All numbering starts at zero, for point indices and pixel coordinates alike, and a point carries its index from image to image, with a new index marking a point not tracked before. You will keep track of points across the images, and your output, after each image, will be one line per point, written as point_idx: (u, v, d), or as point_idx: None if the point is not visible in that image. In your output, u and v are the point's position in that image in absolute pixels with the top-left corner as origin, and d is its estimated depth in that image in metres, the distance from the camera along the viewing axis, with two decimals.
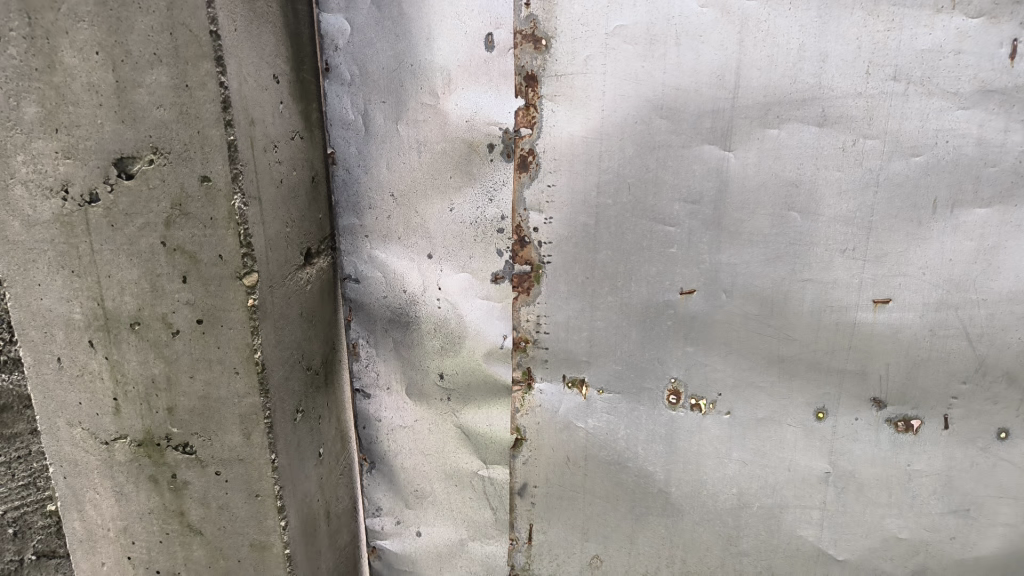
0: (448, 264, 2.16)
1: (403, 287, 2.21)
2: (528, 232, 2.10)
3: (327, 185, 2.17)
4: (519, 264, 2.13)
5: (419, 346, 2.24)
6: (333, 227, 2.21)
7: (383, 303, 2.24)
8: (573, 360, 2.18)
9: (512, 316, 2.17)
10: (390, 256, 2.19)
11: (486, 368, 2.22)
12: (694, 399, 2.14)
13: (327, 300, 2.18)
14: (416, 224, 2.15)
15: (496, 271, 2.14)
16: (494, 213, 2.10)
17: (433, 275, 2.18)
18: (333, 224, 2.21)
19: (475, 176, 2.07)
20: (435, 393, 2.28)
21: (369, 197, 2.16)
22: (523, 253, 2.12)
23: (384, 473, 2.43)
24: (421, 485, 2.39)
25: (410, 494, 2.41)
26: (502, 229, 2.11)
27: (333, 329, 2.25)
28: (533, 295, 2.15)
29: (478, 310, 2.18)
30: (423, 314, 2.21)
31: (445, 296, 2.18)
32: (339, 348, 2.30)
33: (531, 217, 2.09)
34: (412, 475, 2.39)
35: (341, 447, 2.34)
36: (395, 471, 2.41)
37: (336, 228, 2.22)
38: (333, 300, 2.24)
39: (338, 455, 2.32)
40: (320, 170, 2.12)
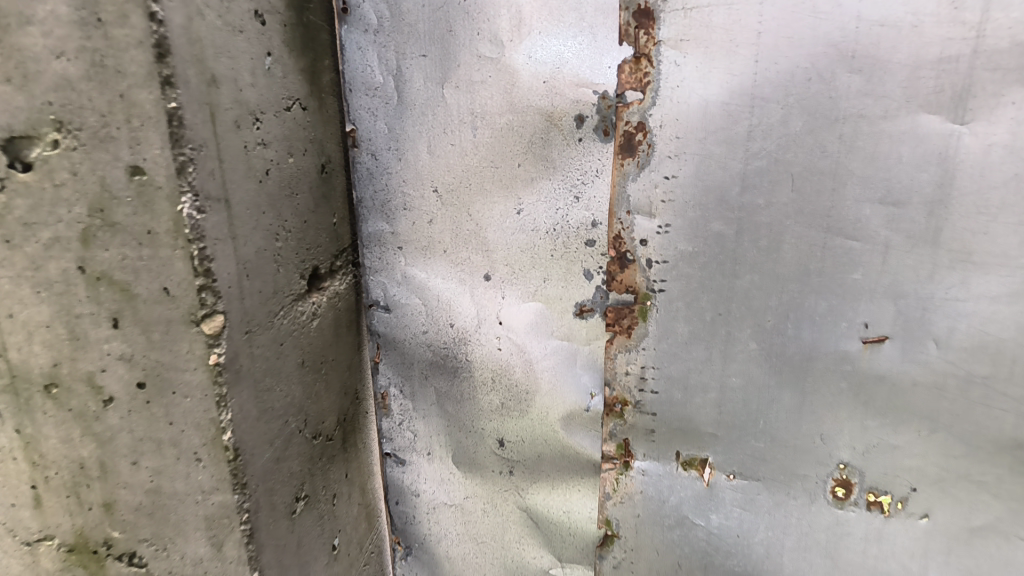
0: (512, 289, 1.51)
1: (450, 320, 1.56)
2: (631, 246, 1.43)
3: (346, 176, 1.51)
4: (617, 292, 1.46)
5: (472, 402, 1.60)
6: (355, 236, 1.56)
7: (423, 341, 1.59)
8: (691, 432, 1.51)
9: (605, 367, 1.51)
10: (433, 276, 1.55)
11: (564, 439, 1.57)
12: (872, 495, 1.46)
13: (345, 337, 1.55)
14: (469, 232, 1.50)
15: (583, 300, 1.49)
16: (582, 218, 1.43)
17: (492, 305, 1.53)
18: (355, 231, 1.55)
19: (555, 163, 1.42)
20: (492, 464, 1.64)
21: (403, 194, 1.50)
22: (624, 276, 1.45)
23: (426, 564, 1.79)
24: None
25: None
26: (594, 240, 1.44)
27: (355, 375, 1.61)
28: (636, 337, 1.47)
29: (554, 356, 1.53)
30: (477, 359, 1.57)
31: (508, 333, 1.54)
32: (364, 397, 1.66)
33: (638, 224, 1.41)
34: (460, 570, 1.76)
35: (367, 527, 1.71)
36: (438, 562, 1.77)
37: (357, 234, 1.55)
38: (355, 337, 1.59)
39: (362, 539, 1.69)
40: (336, 157, 1.47)
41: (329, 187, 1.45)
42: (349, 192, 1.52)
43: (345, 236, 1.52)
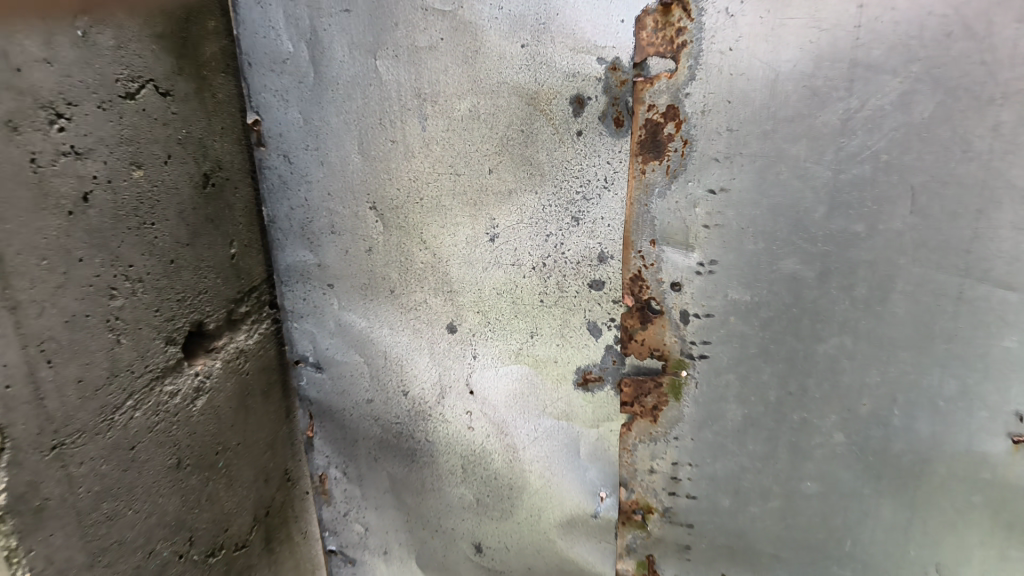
0: (487, 344, 1.06)
1: (403, 386, 1.11)
2: (659, 294, 0.96)
3: (248, 188, 1.06)
4: (637, 358, 1.00)
5: (437, 496, 1.16)
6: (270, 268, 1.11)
7: (368, 413, 1.15)
8: (745, 552, 1.06)
9: (620, 462, 1.05)
10: (376, 326, 1.10)
11: (564, 551, 1.12)
12: None
13: (259, 408, 1.12)
14: (424, 267, 1.05)
15: (587, 366, 1.03)
16: (585, 248, 0.97)
17: (459, 368, 1.08)
18: (267, 261, 1.10)
19: (542, 169, 0.95)
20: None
21: (329, 212, 1.05)
22: (646, 335, 0.98)
23: None
24: None
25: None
26: (602, 281, 0.98)
27: (280, 454, 1.18)
28: (665, 421, 1.01)
29: (549, 442, 1.08)
30: (442, 440, 1.12)
31: (482, 406, 1.09)
32: (299, 478, 1.22)
33: (668, 259, 0.94)
34: None
35: None
36: None
37: (272, 267, 1.11)
38: (276, 405, 1.16)
39: None
40: (230, 161, 1.02)
41: (219, 205, 1.00)
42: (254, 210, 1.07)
43: (252, 271, 1.08)
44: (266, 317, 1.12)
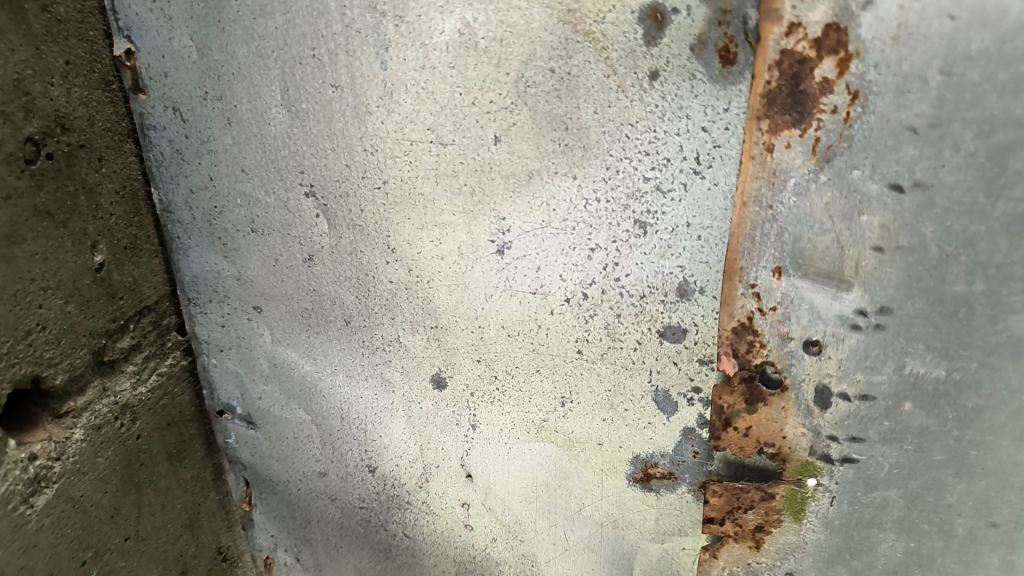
0: (491, 410, 0.69)
1: (368, 460, 0.75)
2: (780, 359, 0.56)
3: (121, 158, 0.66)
4: (734, 454, 0.61)
5: None
6: (170, 275, 0.73)
7: (322, 490, 0.79)
8: None
9: None
10: (326, 371, 0.72)
11: None
12: None
13: (165, 480, 0.73)
14: (393, 289, 0.66)
15: (649, 455, 0.65)
16: (655, 273, 0.57)
17: (450, 440, 0.71)
18: (163, 265, 0.72)
19: (585, 138, 0.55)
20: None
21: (244, 200, 0.66)
22: (749, 421, 0.59)
23: None
24: None
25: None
26: (680, 329, 0.59)
27: (205, 532, 0.80)
28: (772, 550, 0.63)
29: (588, 556, 0.71)
30: (425, 537, 0.76)
31: (484, 497, 0.72)
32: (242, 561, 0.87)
33: (801, 305, 0.54)
34: None
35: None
36: None
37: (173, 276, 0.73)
38: (194, 472, 0.78)
39: None
40: (82, 116, 0.61)
41: (66, 187, 0.60)
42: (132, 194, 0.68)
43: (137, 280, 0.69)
44: (169, 350, 0.74)
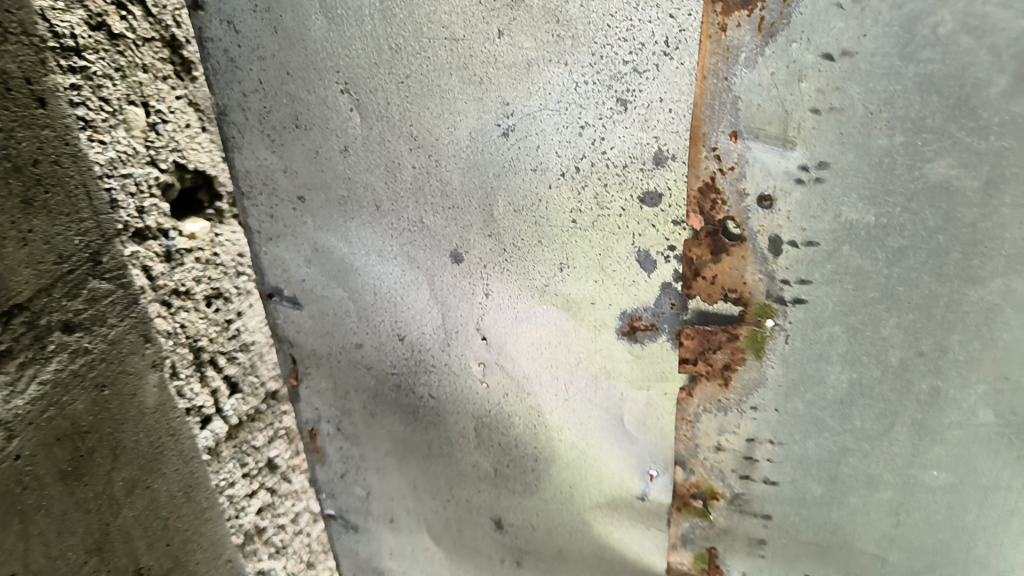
0: (501, 279, 0.80)
1: (398, 329, 0.88)
2: (739, 213, 0.67)
3: (63, 114, 0.66)
4: (704, 301, 0.72)
5: (448, 460, 0.94)
6: (46, 265, 0.66)
7: (359, 360, 0.92)
8: (838, 548, 0.81)
9: (677, 435, 0.80)
10: (360, 252, 0.85)
11: (605, 533, 0.90)
12: None
13: (60, 503, 0.70)
14: (416, 173, 0.78)
15: (634, 310, 0.76)
16: (635, 144, 0.68)
17: (466, 308, 0.83)
18: (103, 235, 0.72)
19: (573, 29, 0.66)
20: (489, 550, 1.00)
21: (290, 99, 0.78)
22: (715, 269, 0.70)
23: None
24: None
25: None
26: (657, 193, 0.70)
27: (139, 500, 0.79)
28: (739, 386, 0.75)
29: (585, 405, 0.83)
30: (448, 396, 0.89)
31: (497, 355, 0.85)
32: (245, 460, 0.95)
33: (754, 163, 0.65)
34: None
35: None
36: None
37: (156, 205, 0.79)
38: (132, 464, 0.77)
39: None
40: None
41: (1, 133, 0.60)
42: (98, 150, 0.70)
43: (79, 259, 0.69)
44: (52, 354, 0.68)
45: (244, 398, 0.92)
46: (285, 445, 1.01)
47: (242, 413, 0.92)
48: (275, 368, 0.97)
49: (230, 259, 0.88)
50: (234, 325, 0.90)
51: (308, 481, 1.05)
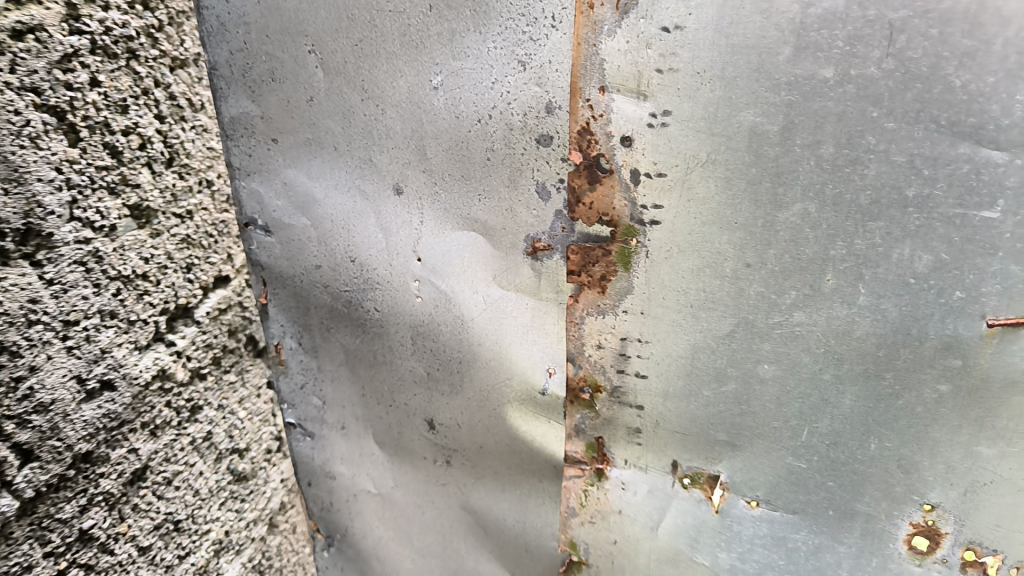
0: (433, 208, 1.00)
1: (350, 252, 1.07)
2: (608, 151, 0.88)
3: None
4: (585, 223, 0.93)
5: (390, 367, 1.13)
6: None
7: (319, 280, 1.11)
8: (696, 438, 1.00)
9: (567, 336, 1.00)
10: (321, 186, 1.05)
11: (516, 429, 1.09)
12: (972, 552, 0.92)
13: None
14: (367, 120, 0.98)
15: (535, 233, 0.96)
16: (533, 97, 0.89)
17: (405, 233, 1.03)
18: None
19: (485, 5, 0.87)
20: (424, 450, 1.19)
21: (268, 57, 0.99)
22: (592, 196, 0.91)
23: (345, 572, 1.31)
24: None
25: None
26: (549, 136, 0.90)
27: None
28: (613, 294, 0.95)
29: (498, 314, 1.02)
30: (390, 310, 1.09)
31: (428, 274, 1.04)
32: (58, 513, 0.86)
33: (616, 113, 0.86)
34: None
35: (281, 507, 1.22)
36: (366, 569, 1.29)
37: None
38: None
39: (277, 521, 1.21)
40: None
41: None
42: None
43: None
44: None
45: (42, 466, 0.84)
46: (104, 513, 0.92)
47: (40, 483, 0.84)
48: (86, 429, 0.89)
49: (17, 306, 0.80)
50: (24, 385, 0.81)
51: (137, 549, 0.95)
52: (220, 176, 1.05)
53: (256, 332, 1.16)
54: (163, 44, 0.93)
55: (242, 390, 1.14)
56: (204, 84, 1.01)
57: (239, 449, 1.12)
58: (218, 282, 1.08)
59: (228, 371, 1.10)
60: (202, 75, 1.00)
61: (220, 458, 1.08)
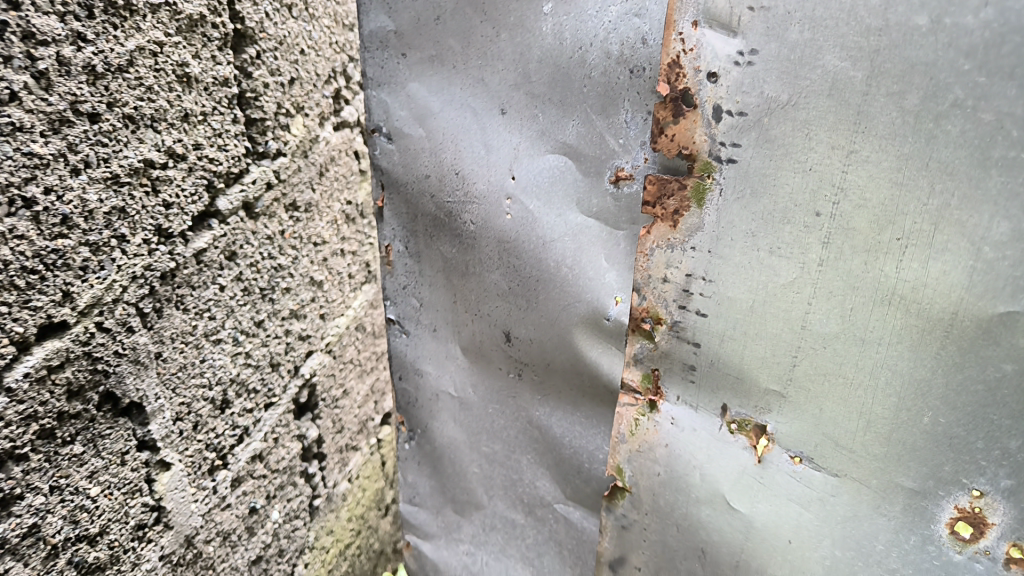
0: (530, 130, 1.08)
1: (455, 166, 1.17)
2: (694, 85, 0.91)
3: None
4: (665, 155, 0.96)
5: (478, 278, 1.24)
6: None
7: (426, 189, 1.23)
8: (746, 386, 1.02)
9: (636, 266, 1.04)
10: (438, 101, 1.16)
11: (580, 351, 1.16)
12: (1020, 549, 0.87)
13: None
14: (484, 41, 1.08)
15: (620, 162, 1.01)
16: (630, 28, 0.94)
17: (504, 153, 1.12)
18: None
19: None
20: (499, 361, 1.28)
21: None
22: (675, 129, 0.94)
23: (422, 460, 1.45)
24: (462, 497, 1.41)
25: (451, 512, 1.44)
26: (643, 67, 0.95)
27: None
28: (684, 229, 0.98)
29: (576, 238, 1.09)
30: (482, 224, 1.18)
31: (519, 193, 1.12)
32: None
33: (707, 48, 0.89)
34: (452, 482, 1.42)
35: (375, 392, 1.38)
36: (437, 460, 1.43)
37: None
38: None
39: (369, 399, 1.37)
40: None
41: None
42: None
43: None
44: None
45: None
46: None
47: None
48: None
49: None
50: None
51: None
52: (49, 191, 0.61)
53: (117, 385, 0.72)
54: (33, 26, 0.58)
55: (95, 461, 0.70)
56: (88, 68, 0.63)
57: (89, 534, 0.69)
58: (49, 330, 0.64)
59: (71, 442, 0.67)
60: (80, 62, 0.63)
61: (58, 553, 0.66)
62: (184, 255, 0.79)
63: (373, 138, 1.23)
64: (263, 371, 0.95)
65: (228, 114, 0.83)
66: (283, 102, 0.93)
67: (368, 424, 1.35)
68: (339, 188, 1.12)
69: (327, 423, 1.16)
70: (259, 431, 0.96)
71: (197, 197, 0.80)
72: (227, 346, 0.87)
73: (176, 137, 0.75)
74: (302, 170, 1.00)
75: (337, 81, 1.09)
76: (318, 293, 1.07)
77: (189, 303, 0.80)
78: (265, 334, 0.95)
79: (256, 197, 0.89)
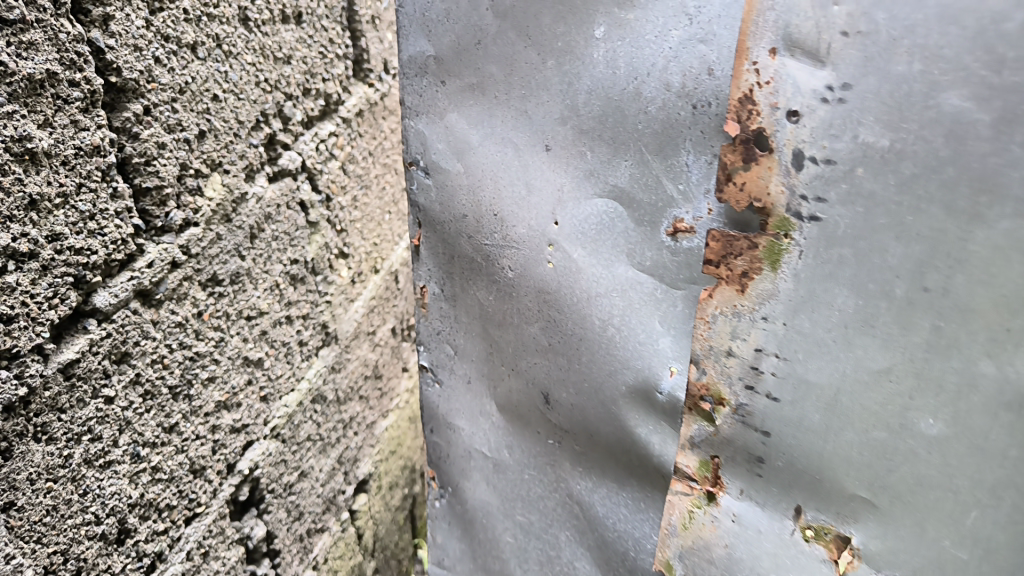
0: (577, 170, 0.94)
1: (494, 206, 1.05)
2: (770, 125, 0.75)
3: None
4: (733, 206, 0.80)
5: (517, 331, 1.10)
6: None
7: (463, 230, 1.10)
8: (827, 487, 0.83)
9: (695, 334, 0.87)
10: (477, 134, 1.03)
11: (629, 423, 1.00)
12: None
13: None
14: (528, 68, 0.95)
15: (678, 212, 0.86)
16: (696, 56, 0.79)
17: (547, 194, 0.98)
18: None
19: None
20: (537, 424, 1.14)
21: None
22: (745, 177, 0.78)
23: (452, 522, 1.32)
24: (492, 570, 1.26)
25: None
26: (711, 102, 0.80)
27: None
28: (753, 295, 0.81)
29: (626, 296, 0.94)
30: (522, 271, 1.04)
31: (563, 239, 0.98)
32: None
33: (786, 81, 0.72)
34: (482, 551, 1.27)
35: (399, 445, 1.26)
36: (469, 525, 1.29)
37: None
38: None
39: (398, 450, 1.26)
40: None
41: None
42: None
43: None
44: None
45: None
46: None
47: None
48: None
49: None
50: None
51: None
52: None
53: None
54: None
55: None
56: None
57: None
58: None
59: None
60: None
61: None
62: (43, 371, 0.59)
63: (323, 183, 0.95)
64: (180, 482, 0.76)
65: (102, 187, 0.63)
66: (189, 162, 0.73)
67: (337, 498, 1.08)
68: (278, 248, 0.88)
69: (280, 513, 0.93)
70: (179, 553, 0.77)
71: (59, 298, 0.60)
72: (122, 468, 0.68)
73: (17, 233, 0.55)
74: (224, 237, 0.79)
75: (267, 127, 0.84)
76: (255, 374, 0.86)
77: (56, 430, 0.60)
78: (179, 441, 0.76)
79: (154, 282, 0.70)
